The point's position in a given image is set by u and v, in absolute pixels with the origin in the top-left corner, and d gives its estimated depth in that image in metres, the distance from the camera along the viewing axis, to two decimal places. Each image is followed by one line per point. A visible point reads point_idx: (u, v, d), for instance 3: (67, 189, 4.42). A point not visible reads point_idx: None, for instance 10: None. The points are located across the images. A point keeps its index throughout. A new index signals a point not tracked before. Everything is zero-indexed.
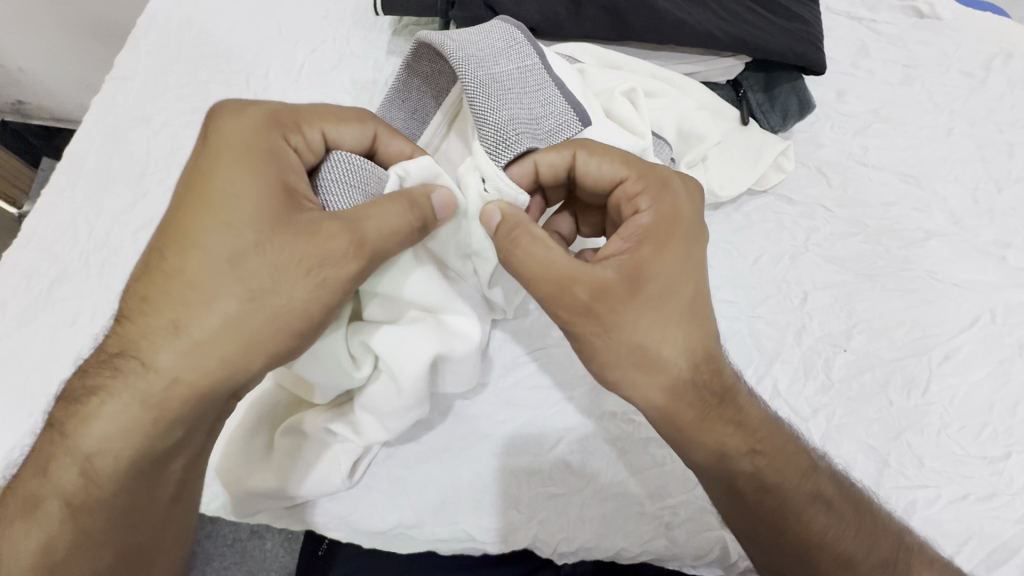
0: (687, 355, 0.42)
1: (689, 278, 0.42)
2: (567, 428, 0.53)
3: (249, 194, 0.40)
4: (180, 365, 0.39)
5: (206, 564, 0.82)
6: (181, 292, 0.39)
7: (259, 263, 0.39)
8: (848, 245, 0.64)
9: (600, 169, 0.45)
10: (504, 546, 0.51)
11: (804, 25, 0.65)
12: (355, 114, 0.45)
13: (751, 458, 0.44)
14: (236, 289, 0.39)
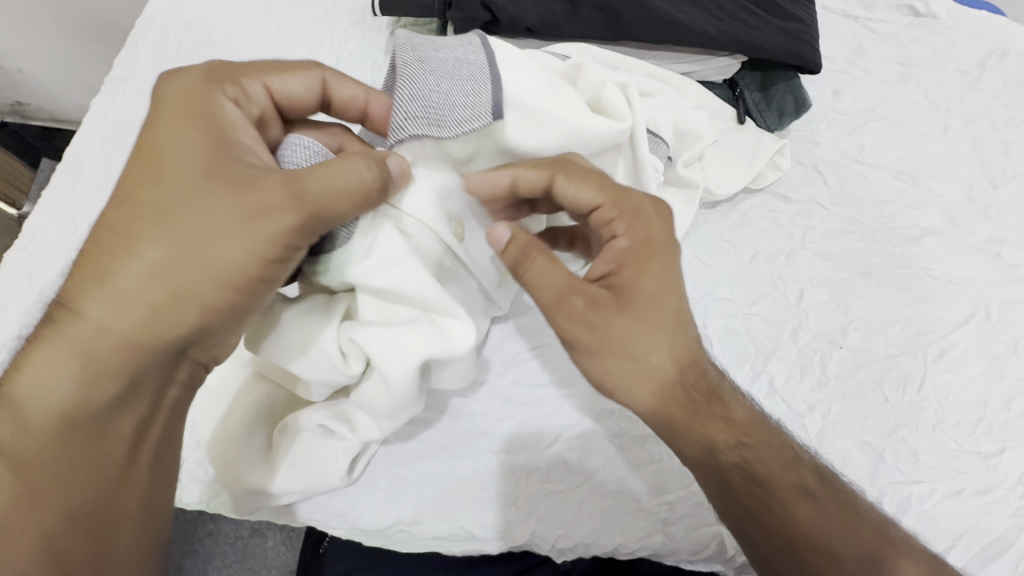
0: (672, 361, 0.43)
1: (670, 295, 0.44)
2: (565, 425, 0.54)
3: (190, 151, 0.40)
4: (107, 314, 0.39)
5: (207, 563, 0.82)
6: (113, 244, 0.39)
7: (194, 217, 0.39)
8: (844, 242, 0.64)
9: (578, 194, 0.45)
10: (503, 542, 0.51)
11: (799, 24, 0.66)
12: (300, 65, 0.48)
13: (740, 449, 0.45)
14: (166, 240, 0.39)
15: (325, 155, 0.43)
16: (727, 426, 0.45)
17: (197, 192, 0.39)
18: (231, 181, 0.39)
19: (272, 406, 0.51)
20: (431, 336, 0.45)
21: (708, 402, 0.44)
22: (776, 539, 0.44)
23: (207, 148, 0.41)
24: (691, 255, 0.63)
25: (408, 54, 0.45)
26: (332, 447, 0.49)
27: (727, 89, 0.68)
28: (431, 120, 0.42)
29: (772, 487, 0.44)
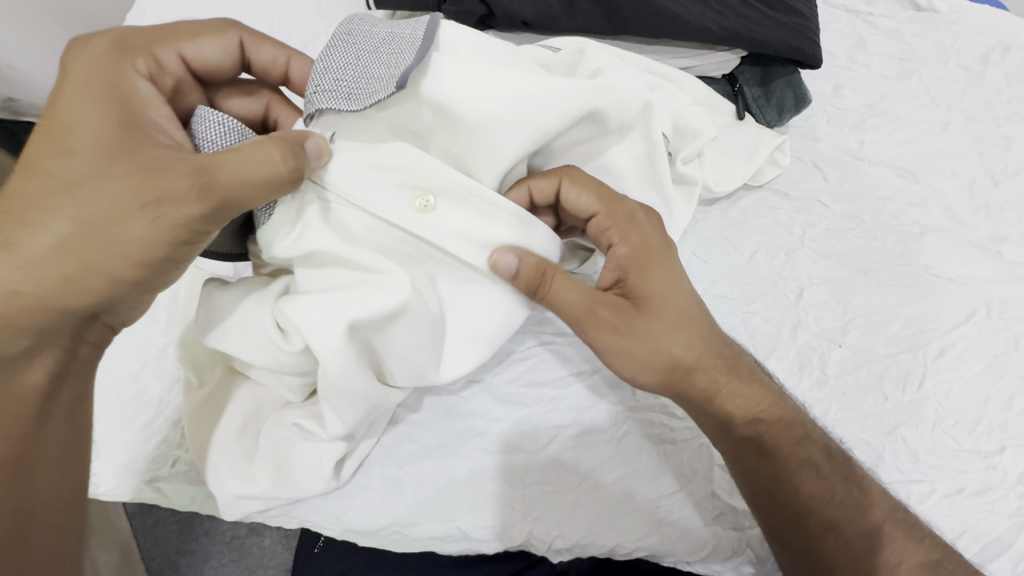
0: (697, 344, 0.46)
1: (677, 287, 0.46)
2: (561, 425, 0.53)
3: (99, 125, 0.40)
4: (8, 275, 0.37)
5: (204, 562, 0.82)
6: (17, 210, 0.38)
7: (96, 191, 0.37)
8: (843, 240, 0.64)
9: (579, 200, 0.47)
10: (500, 542, 0.51)
11: (800, 18, 0.65)
12: (212, 28, 0.48)
13: (757, 425, 0.47)
14: (69, 213, 0.37)
15: (241, 130, 0.42)
16: (748, 403, 0.47)
17: (103, 165, 0.38)
18: (139, 155, 0.38)
19: (260, 409, 0.50)
20: (361, 296, 0.42)
21: (727, 379, 0.46)
22: (783, 513, 0.47)
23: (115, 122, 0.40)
24: (690, 252, 0.62)
25: (349, 28, 0.44)
26: (317, 450, 0.48)
27: (727, 84, 0.67)
28: (337, 96, 0.41)
29: (791, 461, 0.47)
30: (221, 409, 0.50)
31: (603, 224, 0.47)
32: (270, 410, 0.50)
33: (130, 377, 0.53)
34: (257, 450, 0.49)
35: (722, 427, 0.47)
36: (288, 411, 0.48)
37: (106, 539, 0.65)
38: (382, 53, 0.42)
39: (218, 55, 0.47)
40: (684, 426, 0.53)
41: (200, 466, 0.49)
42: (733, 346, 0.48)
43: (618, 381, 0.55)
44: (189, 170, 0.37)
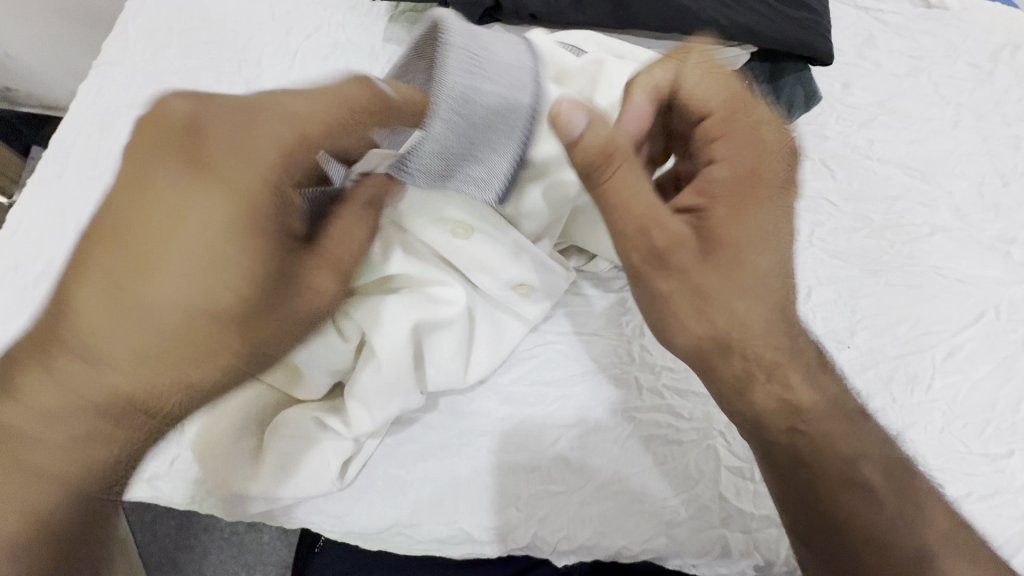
0: (755, 313, 0.48)
1: (758, 205, 0.48)
2: (566, 424, 0.52)
3: (271, 185, 0.36)
4: (122, 360, 0.34)
5: (203, 559, 0.82)
6: (131, 281, 0.33)
7: (183, 272, 0.34)
8: (851, 240, 0.63)
9: (569, 128, 0.42)
10: (503, 544, 0.50)
11: (812, 13, 0.64)
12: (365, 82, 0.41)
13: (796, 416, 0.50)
14: (192, 290, 0.34)
15: None
16: (809, 386, 0.51)
17: (196, 237, 0.34)
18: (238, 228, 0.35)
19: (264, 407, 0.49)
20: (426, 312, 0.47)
21: (784, 360, 0.50)
22: (837, 517, 0.49)
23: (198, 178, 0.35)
24: None
25: (459, 73, 0.42)
26: (324, 449, 0.48)
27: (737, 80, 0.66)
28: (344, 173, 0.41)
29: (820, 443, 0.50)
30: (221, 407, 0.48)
31: (608, 167, 0.42)
32: (275, 408, 0.49)
33: None
34: (262, 448, 0.48)
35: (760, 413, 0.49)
36: (297, 407, 0.48)
37: None
38: (482, 126, 0.43)
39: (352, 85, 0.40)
40: (690, 427, 0.53)
41: (199, 465, 0.48)
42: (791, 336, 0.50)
43: (623, 381, 0.54)
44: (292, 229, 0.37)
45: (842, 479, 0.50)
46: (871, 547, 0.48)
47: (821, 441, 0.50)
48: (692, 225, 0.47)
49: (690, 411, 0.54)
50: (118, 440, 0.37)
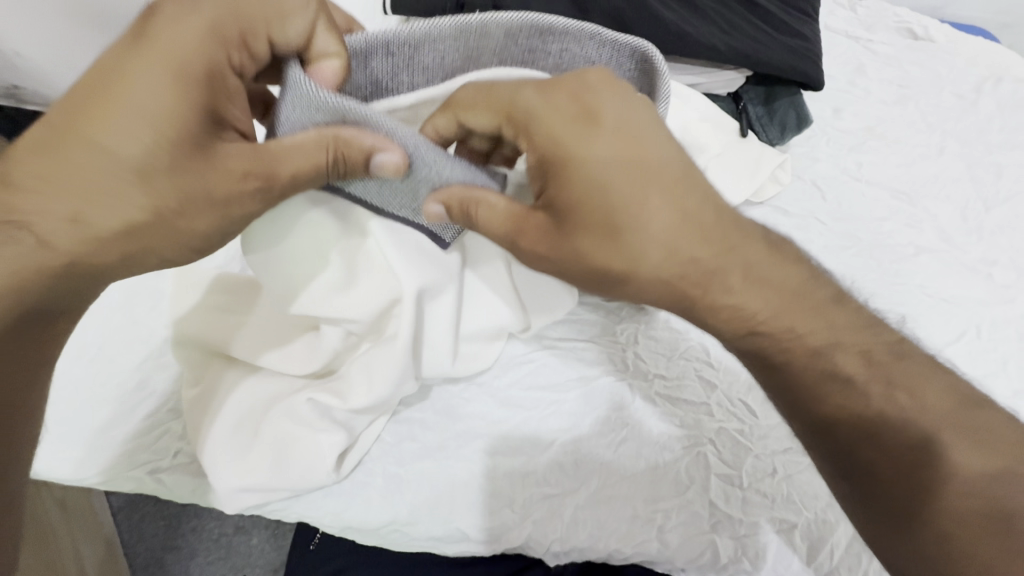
0: (669, 236, 0.41)
1: (632, 195, 0.40)
2: (561, 427, 0.54)
3: (169, 208, 0.39)
4: (92, 245, 0.39)
5: (190, 559, 0.89)
6: (89, 183, 0.37)
7: (130, 131, 0.37)
8: (841, 258, 0.65)
9: (491, 208, 0.41)
10: (498, 544, 0.51)
11: (804, 42, 0.69)
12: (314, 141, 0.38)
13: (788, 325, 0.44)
14: (76, 181, 0.37)
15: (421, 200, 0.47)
16: (664, 258, 0.41)
17: (161, 111, 0.37)
18: (179, 205, 0.39)
19: (260, 400, 0.50)
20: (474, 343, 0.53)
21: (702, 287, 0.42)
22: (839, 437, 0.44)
23: (252, 170, 0.39)
24: None
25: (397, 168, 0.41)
26: (317, 443, 0.48)
27: (732, 101, 0.70)
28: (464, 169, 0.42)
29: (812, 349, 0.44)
30: (221, 393, 0.50)
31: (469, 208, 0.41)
32: (264, 406, 0.50)
33: (132, 369, 0.53)
34: (256, 441, 0.48)
35: (745, 320, 0.44)
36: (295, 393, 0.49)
37: (90, 535, 0.79)
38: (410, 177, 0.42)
39: (322, 153, 0.38)
40: (682, 435, 0.54)
41: (202, 457, 0.49)
42: (670, 224, 0.40)
43: (618, 389, 0.56)
44: (256, 175, 0.39)
45: (749, 317, 0.43)
46: (863, 433, 0.43)
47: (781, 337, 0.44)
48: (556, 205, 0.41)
49: (682, 420, 0.55)
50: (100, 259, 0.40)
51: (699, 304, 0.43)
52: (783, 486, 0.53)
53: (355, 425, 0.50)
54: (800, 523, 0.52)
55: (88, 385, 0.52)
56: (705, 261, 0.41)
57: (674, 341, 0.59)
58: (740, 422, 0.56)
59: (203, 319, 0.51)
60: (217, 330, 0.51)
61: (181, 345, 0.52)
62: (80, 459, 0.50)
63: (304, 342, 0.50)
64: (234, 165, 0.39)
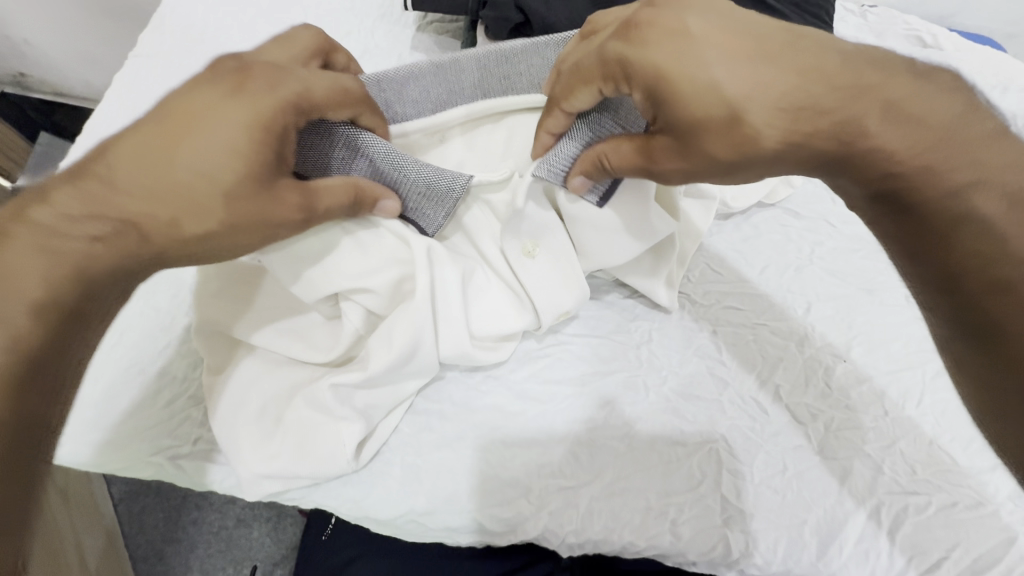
0: (744, 77, 0.39)
1: (740, 105, 0.39)
2: (576, 419, 0.54)
3: (228, 232, 0.42)
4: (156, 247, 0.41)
5: (189, 551, 0.89)
6: (164, 195, 0.40)
7: (210, 158, 0.40)
8: (850, 260, 0.66)
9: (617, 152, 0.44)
10: (513, 535, 0.52)
11: None
12: (344, 188, 0.43)
13: (843, 141, 0.40)
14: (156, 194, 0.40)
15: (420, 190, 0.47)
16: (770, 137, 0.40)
17: (234, 145, 0.40)
18: (234, 230, 0.42)
19: (283, 389, 0.51)
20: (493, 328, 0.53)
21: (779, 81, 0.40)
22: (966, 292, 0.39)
23: (298, 203, 0.42)
24: (705, 262, 0.65)
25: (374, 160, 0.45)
26: (338, 430, 0.48)
27: None
28: (434, 173, 0.45)
29: (870, 142, 0.39)
30: (244, 381, 0.51)
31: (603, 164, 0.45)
32: (286, 394, 0.50)
33: (152, 356, 0.54)
34: (279, 428, 0.49)
35: (788, 134, 0.40)
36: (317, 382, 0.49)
37: (91, 524, 0.79)
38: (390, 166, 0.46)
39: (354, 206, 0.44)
40: (695, 430, 0.55)
41: (225, 444, 0.49)
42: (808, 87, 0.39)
43: (630, 385, 0.57)
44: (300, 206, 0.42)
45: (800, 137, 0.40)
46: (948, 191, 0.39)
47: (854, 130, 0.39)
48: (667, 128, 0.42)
49: (694, 416, 0.56)
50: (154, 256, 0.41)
51: (747, 166, 0.41)
52: (792, 482, 0.54)
53: (372, 416, 0.50)
54: (809, 519, 0.53)
55: (110, 370, 0.53)
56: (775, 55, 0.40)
57: (686, 339, 0.60)
58: (751, 419, 0.56)
59: (220, 306, 0.51)
60: (234, 311, 0.52)
61: (206, 332, 0.52)
62: (99, 444, 0.50)
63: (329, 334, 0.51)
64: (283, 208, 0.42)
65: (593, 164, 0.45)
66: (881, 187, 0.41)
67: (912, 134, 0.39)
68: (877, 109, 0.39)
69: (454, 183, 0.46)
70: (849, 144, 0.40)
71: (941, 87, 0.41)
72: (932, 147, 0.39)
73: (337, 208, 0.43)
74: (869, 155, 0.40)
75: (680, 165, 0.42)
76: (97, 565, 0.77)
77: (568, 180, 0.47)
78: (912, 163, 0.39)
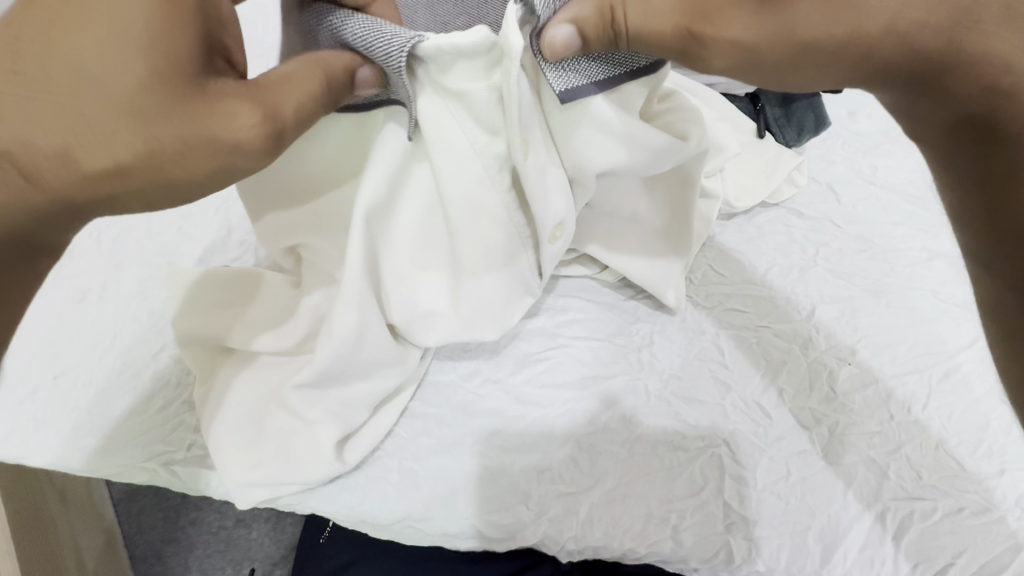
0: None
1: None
2: (575, 424, 0.54)
3: (167, 146, 0.36)
4: (88, 171, 0.35)
5: (189, 552, 0.88)
6: (86, 112, 0.35)
7: (117, 56, 0.34)
8: (855, 261, 0.64)
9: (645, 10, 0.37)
10: (512, 541, 0.51)
11: None
12: (311, 74, 0.37)
13: (949, 38, 0.36)
14: (71, 115, 0.34)
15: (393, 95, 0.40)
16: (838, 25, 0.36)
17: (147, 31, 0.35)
18: (179, 145, 0.36)
19: (261, 392, 0.50)
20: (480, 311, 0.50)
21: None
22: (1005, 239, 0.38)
23: (257, 110, 0.36)
24: (707, 264, 0.64)
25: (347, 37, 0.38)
26: (319, 430, 0.48)
27: (749, 101, 0.69)
28: (384, 37, 0.36)
29: (983, 43, 0.36)
30: (226, 388, 0.50)
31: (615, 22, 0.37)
32: (267, 397, 0.49)
33: (147, 360, 0.53)
34: (261, 434, 0.49)
35: (892, 21, 0.36)
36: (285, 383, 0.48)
37: (88, 526, 0.78)
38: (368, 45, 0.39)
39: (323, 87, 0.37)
40: (696, 434, 0.54)
41: (213, 454, 0.49)
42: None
43: (630, 389, 0.56)
44: (261, 112, 0.36)
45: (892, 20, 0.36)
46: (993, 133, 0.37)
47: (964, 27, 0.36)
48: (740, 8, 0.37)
49: (696, 420, 0.55)
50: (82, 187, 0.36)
51: (815, 53, 0.37)
52: (795, 488, 0.53)
53: (354, 415, 0.50)
54: (813, 526, 0.52)
55: (104, 375, 0.53)
56: None
57: (688, 342, 0.59)
58: (755, 423, 0.56)
59: (208, 317, 0.51)
60: (212, 317, 0.51)
61: (185, 344, 0.52)
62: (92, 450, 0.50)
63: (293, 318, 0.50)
64: (238, 120, 0.36)
65: (599, 14, 0.36)
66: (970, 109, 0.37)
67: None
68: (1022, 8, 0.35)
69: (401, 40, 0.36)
70: (960, 40, 0.36)
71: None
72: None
73: (311, 101, 0.37)
74: (976, 62, 0.36)
75: (739, 36, 0.37)
76: (95, 566, 0.76)
77: (547, 30, 0.37)
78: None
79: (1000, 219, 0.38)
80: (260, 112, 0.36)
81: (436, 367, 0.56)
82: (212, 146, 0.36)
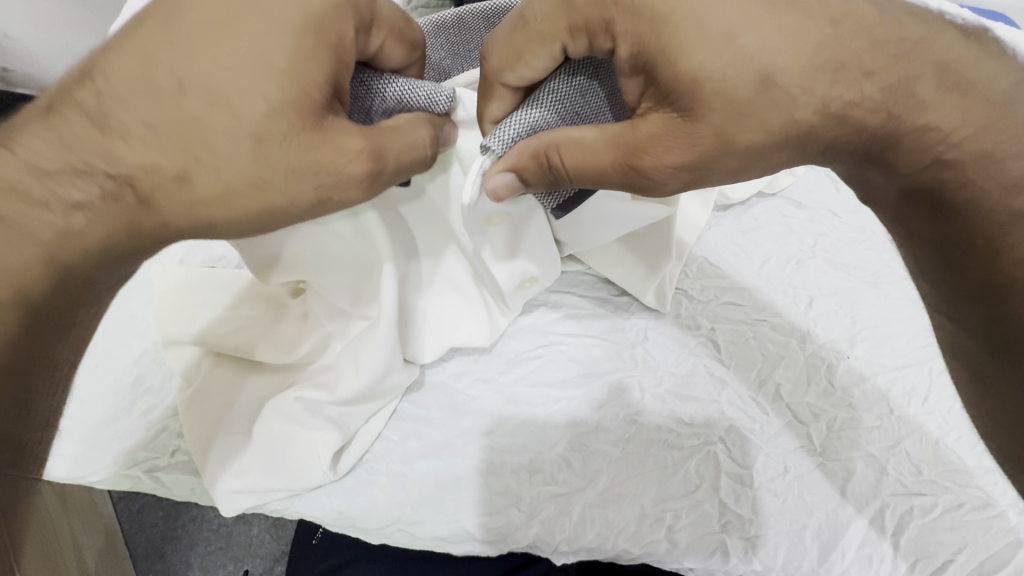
0: (780, 41, 0.35)
1: (751, 99, 0.36)
2: (568, 423, 0.53)
3: (276, 174, 0.36)
4: (208, 193, 0.36)
5: (189, 549, 0.88)
6: (201, 136, 0.35)
7: (253, 84, 0.35)
8: (854, 251, 0.63)
9: (585, 152, 0.37)
10: (503, 543, 0.50)
11: None
12: (418, 125, 0.37)
13: (888, 112, 0.36)
14: (198, 137, 0.35)
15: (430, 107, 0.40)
16: (761, 128, 0.36)
17: (280, 59, 0.35)
18: (283, 175, 0.36)
19: (251, 398, 0.49)
20: (466, 313, 0.52)
21: (808, 78, 0.35)
22: (976, 275, 0.40)
23: (366, 145, 0.35)
24: (703, 256, 0.62)
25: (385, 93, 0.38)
26: (312, 441, 0.47)
27: None
28: (424, 95, 0.39)
29: (921, 119, 0.36)
30: (218, 395, 0.49)
31: (557, 166, 0.38)
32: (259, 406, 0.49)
33: (129, 365, 0.52)
34: (250, 443, 0.48)
35: (824, 105, 0.36)
36: (283, 393, 0.48)
37: (89, 525, 0.78)
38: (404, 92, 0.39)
39: (426, 139, 0.37)
40: (691, 432, 0.53)
41: (199, 462, 0.48)
42: (867, 54, 0.35)
43: (622, 387, 0.54)
44: (368, 151, 0.35)
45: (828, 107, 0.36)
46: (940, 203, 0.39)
47: (897, 106, 0.36)
48: (661, 126, 0.38)
49: (691, 417, 0.54)
50: (177, 213, 0.36)
51: (758, 151, 0.38)
52: (792, 485, 0.52)
53: (349, 423, 0.49)
54: (811, 524, 0.51)
55: (85, 380, 0.52)
56: (834, 26, 0.35)
57: (682, 338, 0.58)
58: (751, 420, 0.54)
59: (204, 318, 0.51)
60: (202, 324, 0.51)
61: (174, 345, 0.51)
62: (75, 457, 0.49)
63: (297, 324, 0.49)
64: (342, 150, 0.35)
65: (535, 158, 0.38)
66: (918, 181, 0.39)
67: (972, 111, 0.36)
68: (935, 66, 0.36)
69: (439, 102, 0.39)
70: (893, 118, 0.36)
71: (995, 51, 0.37)
72: (995, 128, 0.36)
73: (416, 153, 0.37)
74: (915, 135, 0.36)
75: (680, 158, 0.38)
76: (96, 566, 0.76)
77: (488, 179, 0.38)
78: (966, 149, 0.37)
79: (963, 266, 0.40)
80: (362, 147, 0.35)
81: (425, 367, 0.55)
82: (316, 182, 0.36)
